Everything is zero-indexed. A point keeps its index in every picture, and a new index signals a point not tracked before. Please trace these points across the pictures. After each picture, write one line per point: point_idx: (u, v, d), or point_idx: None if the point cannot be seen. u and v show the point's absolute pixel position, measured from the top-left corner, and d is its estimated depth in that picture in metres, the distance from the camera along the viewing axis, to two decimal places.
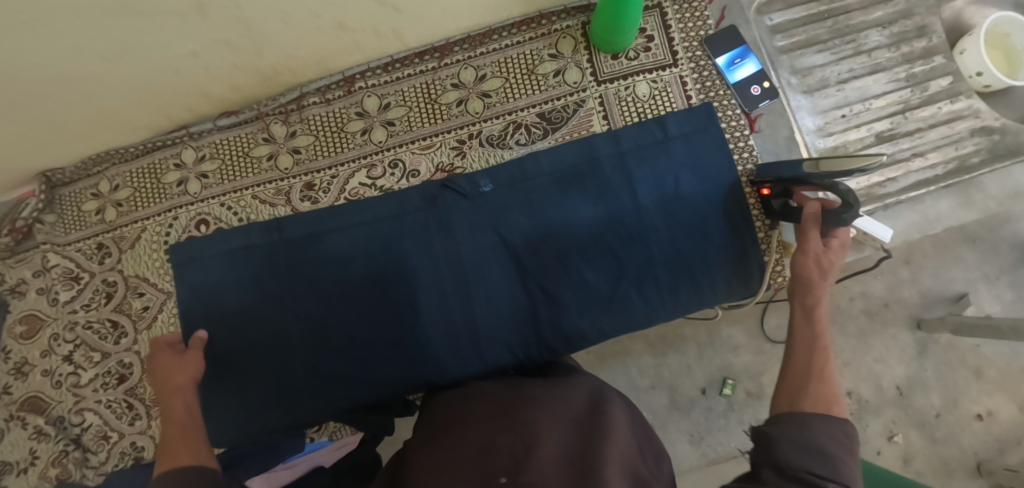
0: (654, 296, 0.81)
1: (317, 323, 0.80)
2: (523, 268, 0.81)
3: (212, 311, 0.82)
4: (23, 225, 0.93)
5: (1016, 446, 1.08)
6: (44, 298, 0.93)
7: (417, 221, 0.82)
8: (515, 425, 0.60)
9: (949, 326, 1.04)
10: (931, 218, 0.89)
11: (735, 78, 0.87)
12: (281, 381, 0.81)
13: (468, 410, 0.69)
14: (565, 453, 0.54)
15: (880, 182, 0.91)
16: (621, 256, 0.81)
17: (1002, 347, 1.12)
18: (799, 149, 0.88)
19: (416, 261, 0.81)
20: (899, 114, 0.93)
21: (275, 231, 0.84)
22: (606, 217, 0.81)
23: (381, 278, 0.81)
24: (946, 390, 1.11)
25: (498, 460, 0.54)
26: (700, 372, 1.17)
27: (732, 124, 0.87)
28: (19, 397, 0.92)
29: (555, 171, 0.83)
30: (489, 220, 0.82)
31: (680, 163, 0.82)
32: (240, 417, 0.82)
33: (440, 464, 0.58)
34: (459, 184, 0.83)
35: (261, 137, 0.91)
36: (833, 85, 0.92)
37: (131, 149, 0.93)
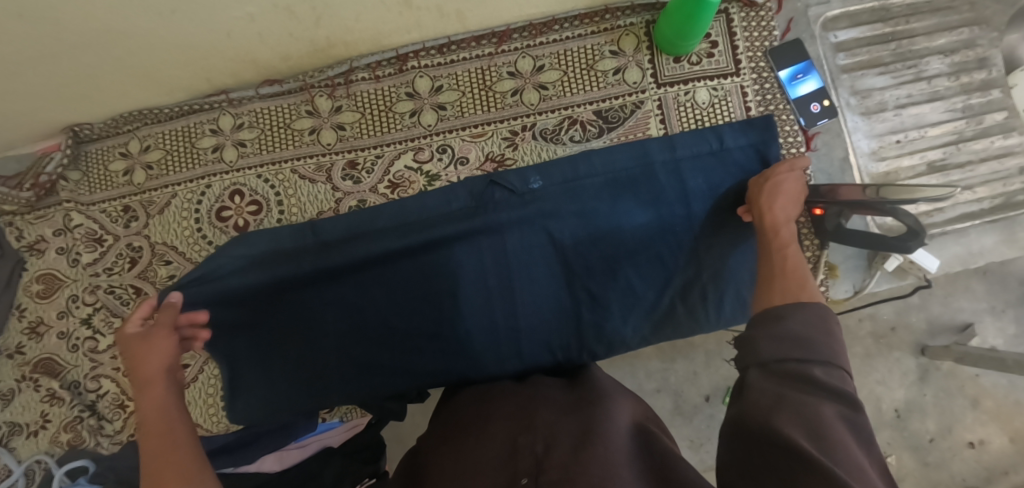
0: (701, 307, 0.80)
1: (354, 311, 0.79)
2: (571, 274, 0.79)
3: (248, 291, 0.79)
4: (46, 180, 0.89)
5: (1003, 476, 1.10)
6: (63, 258, 0.90)
7: (465, 220, 0.80)
8: (535, 425, 0.54)
9: (954, 355, 1.05)
10: (974, 252, 0.88)
11: (796, 93, 0.86)
12: (318, 369, 0.79)
13: (482, 414, 0.63)
14: (581, 441, 0.48)
15: (928, 211, 0.88)
16: (669, 264, 0.79)
17: (1000, 379, 1.13)
18: (852, 172, 0.87)
19: (463, 259, 0.79)
20: (953, 145, 0.90)
21: (309, 234, 0.81)
22: (659, 227, 0.80)
23: (425, 274, 0.79)
24: (942, 417, 1.12)
25: (517, 461, 0.47)
26: (706, 380, 1.18)
27: (790, 140, 0.85)
28: (32, 358, 0.89)
29: (608, 178, 0.81)
30: (538, 224, 0.80)
31: (735, 174, 0.81)
32: (269, 403, 0.81)
33: (455, 466, 0.52)
34: (509, 181, 0.81)
35: (304, 110, 0.87)
36: (890, 109, 0.90)
37: (165, 110, 0.88)
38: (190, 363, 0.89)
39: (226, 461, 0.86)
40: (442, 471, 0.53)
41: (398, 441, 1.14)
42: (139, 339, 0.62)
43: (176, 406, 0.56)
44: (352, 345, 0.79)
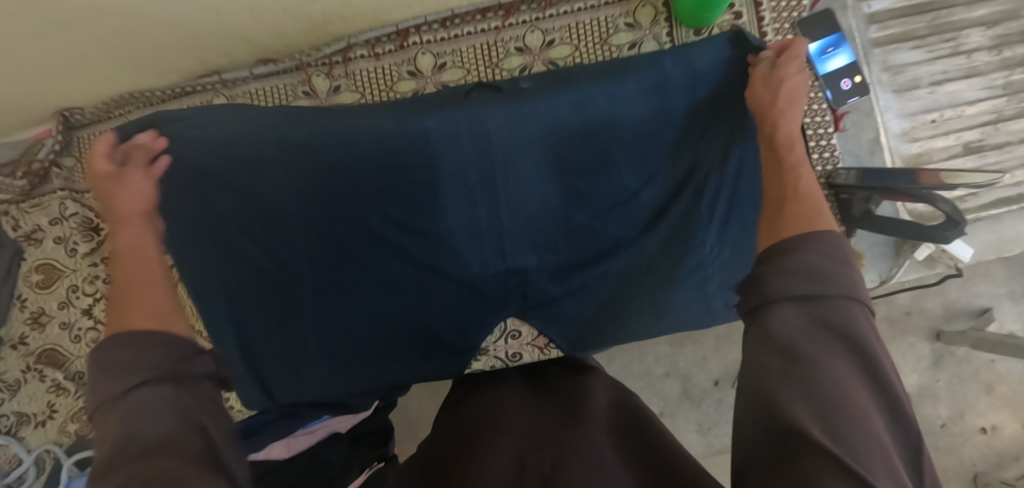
0: (662, 285, 0.80)
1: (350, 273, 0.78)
2: (551, 227, 0.78)
3: (224, 167, 0.71)
4: (39, 167, 0.86)
5: (1014, 462, 1.07)
6: (61, 248, 0.88)
7: (475, 117, 0.72)
8: (544, 445, 0.51)
9: (970, 341, 1.03)
10: (1009, 240, 0.84)
11: (825, 69, 0.79)
12: (301, 297, 0.78)
13: (487, 423, 0.60)
14: (595, 465, 0.45)
15: (962, 196, 0.83)
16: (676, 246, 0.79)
17: (1017, 364, 1.10)
18: (882, 154, 0.83)
19: (450, 200, 0.75)
20: (991, 125, 0.83)
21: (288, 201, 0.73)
22: (661, 187, 0.78)
23: (410, 227, 0.76)
24: (954, 403, 1.10)
25: (523, 483, 0.45)
26: (716, 363, 1.15)
27: (816, 119, 0.82)
28: (35, 349, 0.88)
29: (644, 110, 0.74)
30: (550, 121, 0.72)
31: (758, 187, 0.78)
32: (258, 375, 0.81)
33: (458, 474, 0.49)
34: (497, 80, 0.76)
35: (301, 91, 0.84)
36: (924, 86, 0.84)
37: (158, 92, 0.85)
38: None
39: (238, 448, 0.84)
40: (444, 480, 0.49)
41: (406, 423, 1.14)
42: (116, 180, 0.62)
43: (148, 245, 0.56)
44: (348, 298, 0.79)
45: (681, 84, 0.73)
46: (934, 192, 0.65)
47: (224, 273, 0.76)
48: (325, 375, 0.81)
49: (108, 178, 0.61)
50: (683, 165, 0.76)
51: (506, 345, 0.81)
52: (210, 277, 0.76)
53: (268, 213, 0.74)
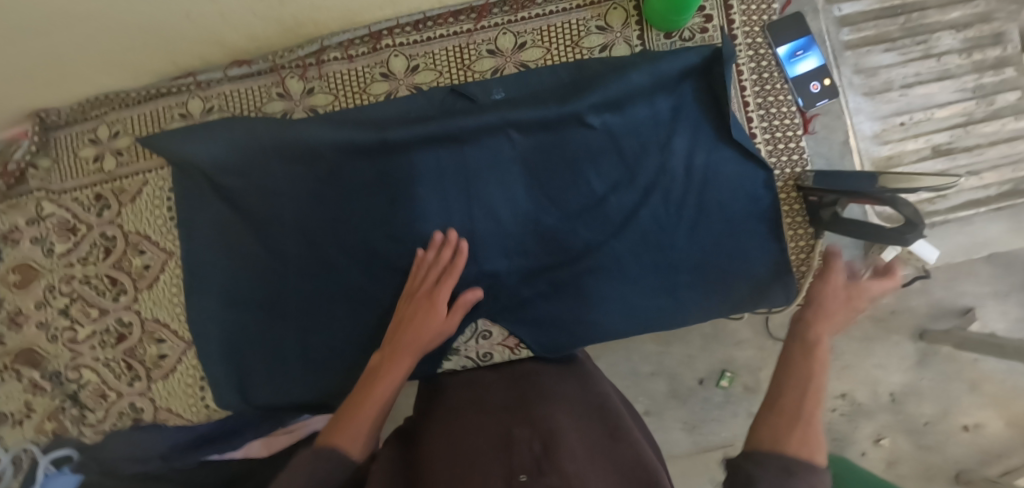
0: (633, 287, 0.80)
1: (326, 270, 0.81)
2: (523, 230, 0.79)
3: (234, 185, 0.79)
4: (16, 168, 0.87)
5: (997, 460, 1.10)
6: (39, 248, 0.88)
7: (447, 119, 0.78)
8: (531, 419, 0.53)
9: (953, 341, 1.04)
10: (978, 242, 0.85)
11: (794, 72, 0.81)
12: (279, 290, 0.81)
13: (474, 405, 0.62)
14: (586, 454, 0.47)
15: (930, 198, 0.83)
16: (645, 244, 0.80)
17: (1001, 363, 1.11)
18: (851, 157, 0.83)
19: (427, 204, 0.79)
20: (960, 128, 0.84)
21: (272, 197, 0.79)
22: (630, 193, 0.80)
23: (385, 225, 0.80)
24: (939, 400, 1.11)
25: (513, 454, 0.46)
26: (703, 363, 1.17)
27: (785, 122, 0.81)
28: (13, 348, 0.89)
29: (609, 119, 0.79)
30: (521, 132, 0.79)
31: (722, 184, 0.80)
32: (231, 367, 0.82)
33: (452, 455, 0.50)
34: (471, 91, 0.80)
35: (275, 93, 0.83)
36: (896, 89, 0.84)
37: (133, 94, 0.85)
38: (168, 353, 0.85)
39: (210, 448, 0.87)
40: (438, 460, 0.51)
41: (392, 421, 1.15)
42: (427, 300, 0.72)
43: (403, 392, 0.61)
44: (329, 300, 0.81)
45: (643, 94, 0.79)
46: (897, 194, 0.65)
47: (222, 274, 0.82)
48: (300, 376, 0.81)
49: (428, 304, 0.71)
50: (648, 163, 0.79)
51: (477, 345, 0.81)
52: (209, 278, 0.82)
53: (257, 210, 0.80)
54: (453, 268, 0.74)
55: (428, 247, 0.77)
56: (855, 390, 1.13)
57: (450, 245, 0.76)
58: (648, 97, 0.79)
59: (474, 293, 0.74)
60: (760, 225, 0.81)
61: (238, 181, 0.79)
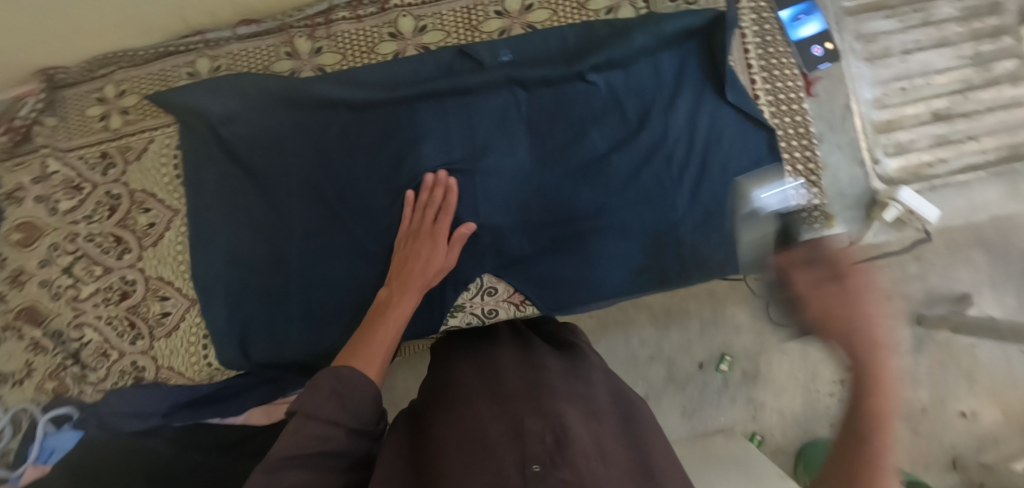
0: (635, 247, 0.80)
1: (329, 224, 0.80)
2: (528, 186, 0.80)
3: (240, 139, 0.80)
4: (21, 125, 0.86)
5: (992, 447, 1.11)
6: (42, 206, 0.88)
7: (457, 78, 0.79)
8: (546, 409, 0.48)
9: (951, 325, 1.03)
10: (975, 205, 0.84)
11: (798, 35, 0.83)
12: (279, 244, 0.81)
13: (480, 386, 0.57)
14: (596, 450, 0.45)
15: (929, 161, 0.85)
16: (647, 203, 0.80)
17: (998, 351, 1.14)
18: (853, 120, 0.84)
19: (432, 158, 0.79)
20: (959, 94, 0.85)
21: (278, 151, 0.80)
22: (632, 152, 0.80)
23: (390, 179, 0.79)
24: (935, 388, 1.14)
25: (526, 444, 0.42)
26: (700, 348, 1.21)
27: (788, 84, 0.82)
28: (15, 306, 0.88)
29: (611, 78, 0.80)
30: (525, 89, 0.80)
31: (725, 145, 0.80)
32: (230, 322, 0.81)
33: (462, 438, 0.47)
34: (477, 51, 0.81)
35: (283, 52, 0.84)
36: (895, 55, 0.85)
37: (141, 52, 0.85)
38: (171, 311, 0.84)
39: (209, 411, 0.86)
40: (451, 440, 0.48)
41: (392, 406, 1.14)
42: (428, 237, 0.75)
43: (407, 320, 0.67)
44: (333, 255, 0.80)
45: (645, 53, 0.80)
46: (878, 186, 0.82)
47: (227, 231, 0.81)
48: (301, 331, 0.80)
49: (428, 237, 0.75)
50: (654, 121, 0.80)
51: (482, 301, 0.80)
52: (214, 233, 0.82)
53: (261, 165, 0.80)
54: (449, 205, 0.76)
55: (419, 190, 0.77)
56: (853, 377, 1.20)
57: (440, 181, 0.76)
58: (650, 56, 0.80)
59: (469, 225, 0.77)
60: (766, 185, 0.80)
61: (244, 134, 0.80)
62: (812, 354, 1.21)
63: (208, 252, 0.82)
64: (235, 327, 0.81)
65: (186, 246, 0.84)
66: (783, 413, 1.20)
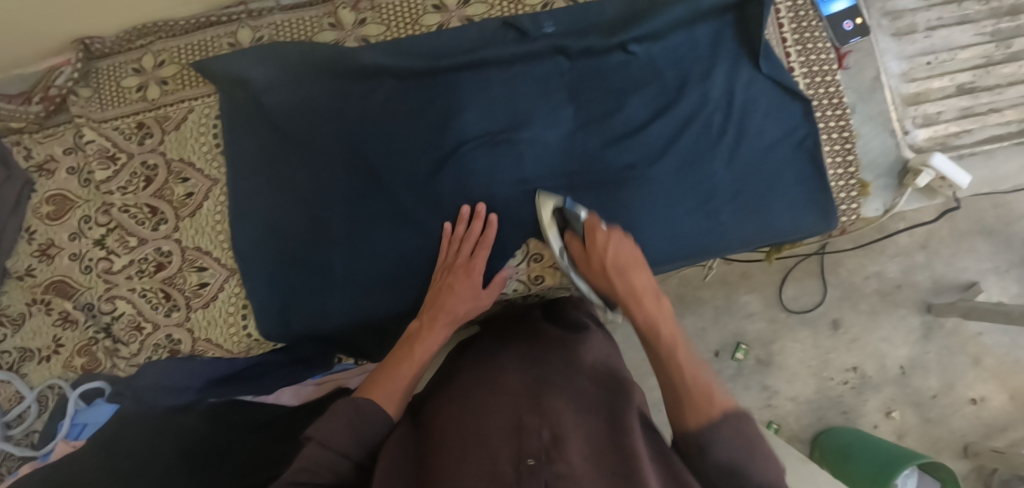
0: (675, 215, 0.80)
1: (370, 191, 0.79)
2: (571, 153, 0.80)
3: (281, 106, 0.80)
4: (56, 94, 0.86)
5: (1002, 431, 1.19)
6: (74, 178, 0.87)
7: (502, 46, 0.80)
8: (543, 408, 0.49)
9: (960, 310, 1.12)
10: (1000, 175, 0.88)
11: (828, 10, 0.86)
12: (318, 211, 0.79)
13: (482, 382, 0.57)
14: (589, 447, 0.46)
15: (955, 133, 0.88)
16: (687, 169, 0.81)
17: (1004, 337, 1.21)
18: (883, 92, 0.87)
19: (476, 125, 0.79)
20: (982, 68, 0.88)
21: (320, 119, 0.79)
22: (672, 120, 0.81)
23: (433, 145, 0.79)
24: (944, 374, 1.21)
25: (523, 440, 0.43)
26: (714, 335, 1.25)
27: (820, 57, 0.85)
28: (43, 280, 0.86)
29: (650, 48, 0.82)
30: (568, 58, 0.81)
31: (762, 115, 0.82)
32: (270, 290, 0.80)
33: (461, 429, 0.48)
34: (521, 22, 0.82)
35: (327, 23, 0.84)
36: (921, 31, 0.89)
37: (181, 22, 0.85)
38: (209, 282, 0.83)
39: (245, 389, 0.85)
40: (451, 431, 0.48)
41: None
42: (462, 271, 0.74)
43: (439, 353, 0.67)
44: (376, 223, 0.79)
45: (684, 23, 0.82)
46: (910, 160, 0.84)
47: (265, 200, 0.80)
48: (343, 300, 0.79)
49: (464, 276, 0.74)
50: (694, 89, 0.82)
51: (527, 268, 0.81)
52: (253, 202, 0.81)
53: (301, 131, 0.79)
54: (487, 240, 0.77)
55: (456, 222, 0.77)
56: (864, 364, 1.23)
57: (479, 215, 0.77)
58: (687, 26, 0.82)
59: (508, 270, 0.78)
60: (798, 153, 0.83)
61: (283, 101, 0.80)
62: (823, 341, 1.24)
63: (247, 220, 0.81)
64: (274, 295, 0.80)
65: (225, 217, 0.83)
66: (797, 400, 1.24)
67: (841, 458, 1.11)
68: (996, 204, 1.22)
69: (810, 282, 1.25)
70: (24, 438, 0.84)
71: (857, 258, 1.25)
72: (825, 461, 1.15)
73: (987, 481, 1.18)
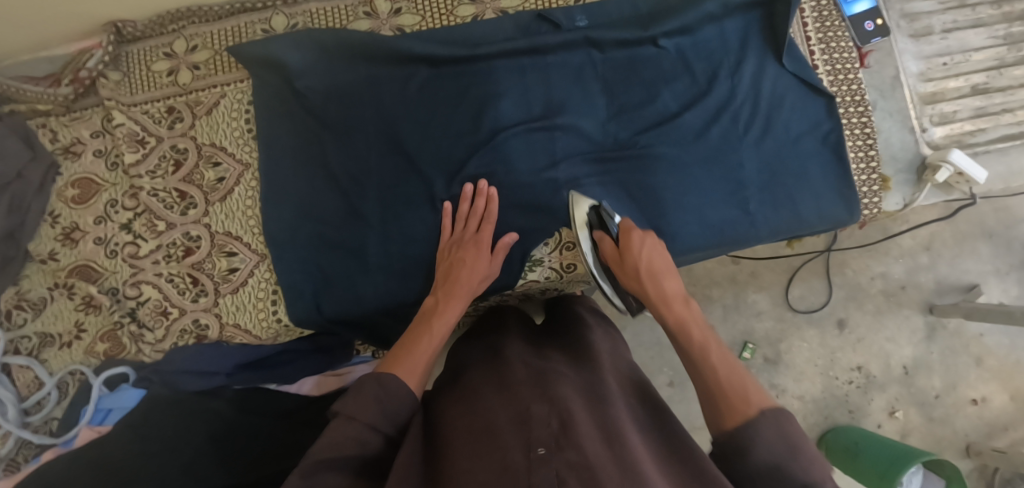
0: (705, 204, 0.82)
1: (407, 177, 0.81)
2: (604, 142, 0.82)
3: (318, 91, 0.81)
4: (86, 76, 0.86)
5: (1003, 431, 1.21)
6: (102, 161, 0.87)
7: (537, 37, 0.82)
8: (553, 395, 0.47)
9: (962, 311, 1.14)
10: (1014, 171, 0.91)
11: (850, 11, 0.89)
12: (355, 195, 0.80)
13: (494, 375, 0.56)
14: (604, 430, 0.44)
15: (970, 131, 0.91)
16: (717, 159, 0.82)
17: (1003, 338, 1.24)
18: (903, 90, 0.90)
19: (511, 114, 0.81)
20: (994, 70, 0.92)
21: (360, 104, 0.81)
22: (703, 111, 0.83)
23: (469, 132, 0.81)
24: (947, 374, 1.23)
25: (531, 430, 0.42)
26: (724, 334, 1.24)
27: (843, 55, 0.88)
28: (66, 264, 0.85)
29: (680, 42, 0.85)
30: (600, 51, 0.84)
31: (789, 108, 0.84)
32: (305, 273, 0.80)
33: (470, 428, 0.46)
34: (555, 15, 0.84)
35: (362, 11, 0.87)
36: (937, 33, 0.92)
37: (215, 8, 0.86)
38: (239, 267, 0.83)
39: (269, 376, 0.84)
40: (461, 431, 0.47)
41: None
42: (472, 245, 0.75)
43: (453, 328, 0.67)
44: (413, 208, 0.80)
45: (713, 19, 0.85)
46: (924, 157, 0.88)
47: (301, 184, 0.81)
48: (378, 283, 0.79)
49: (473, 248, 0.74)
50: (721, 83, 0.84)
51: (559, 257, 0.82)
52: (288, 186, 0.81)
53: (338, 116, 0.81)
54: (491, 214, 0.77)
55: (460, 200, 0.78)
56: (870, 363, 1.24)
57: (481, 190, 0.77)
58: (715, 22, 0.85)
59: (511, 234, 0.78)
60: (823, 148, 0.85)
61: (318, 86, 0.81)
62: (830, 341, 1.25)
63: (282, 203, 0.81)
64: (308, 279, 0.80)
65: (257, 201, 0.83)
66: (804, 399, 1.23)
67: (849, 456, 1.10)
68: (997, 208, 1.26)
69: (817, 282, 1.26)
70: (42, 425, 0.82)
71: (864, 259, 1.26)
72: (834, 460, 1.14)
73: (989, 481, 1.20)
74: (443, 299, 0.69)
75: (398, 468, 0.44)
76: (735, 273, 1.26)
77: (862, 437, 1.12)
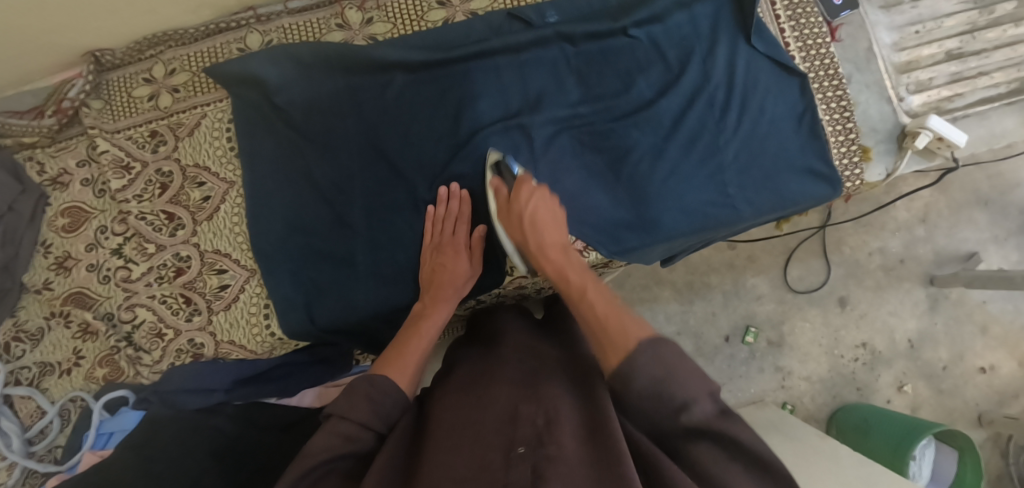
0: (685, 189, 0.82)
1: (388, 181, 0.82)
2: (584, 134, 0.83)
3: (296, 105, 0.82)
4: (69, 107, 0.87)
5: (1014, 399, 1.20)
6: (89, 189, 0.89)
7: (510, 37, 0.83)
8: (538, 393, 0.48)
9: (963, 280, 1.14)
10: (996, 134, 0.90)
11: None
12: (338, 205, 0.81)
13: (483, 370, 0.56)
14: (586, 431, 0.45)
15: (948, 97, 0.91)
16: (696, 145, 0.83)
17: (1007, 304, 1.23)
18: (877, 62, 0.90)
19: (488, 113, 0.82)
20: (967, 35, 0.92)
21: (341, 114, 0.82)
22: (679, 96, 0.84)
23: (447, 135, 0.82)
24: (953, 345, 1.22)
25: (515, 427, 0.42)
26: (725, 320, 1.24)
27: (814, 32, 0.88)
28: (62, 292, 0.86)
29: (652, 30, 0.85)
30: (573, 45, 0.85)
31: (766, 89, 0.85)
32: (295, 285, 0.81)
33: (452, 424, 0.47)
34: (526, 13, 0.85)
35: (335, 23, 0.88)
36: (907, 2, 0.93)
37: (191, 30, 0.88)
38: (230, 283, 0.84)
39: (269, 389, 0.84)
40: (444, 426, 0.47)
41: None
42: (451, 248, 0.75)
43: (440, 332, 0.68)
44: (397, 214, 0.81)
45: (680, 5, 0.86)
46: (902, 122, 0.89)
47: (286, 197, 0.82)
48: (368, 290, 0.80)
49: (453, 250, 0.75)
50: (695, 68, 0.85)
51: None
52: (274, 199, 0.82)
53: (318, 128, 0.82)
54: (464, 214, 0.78)
55: (436, 203, 0.79)
56: (874, 339, 1.23)
57: (451, 193, 0.78)
58: (684, 8, 0.86)
59: (479, 228, 0.78)
60: (800, 127, 0.85)
61: (296, 101, 0.82)
62: (832, 319, 1.24)
63: (268, 219, 0.82)
64: (298, 291, 0.81)
65: (244, 217, 0.84)
66: (810, 379, 1.22)
67: (860, 433, 1.09)
68: (991, 175, 1.25)
69: (814, 262, 1.25)
70: (46, 454, 0.83)
71: (860, 236, 1.26)
72: (845, 439, 1.13)
73: (1004, 450, 1.18)
74: (431, 304, 0.71)
75: (381, 463, 0.45)
76: (732, 258, 1.26)
77: (869, 415, 1.11)
